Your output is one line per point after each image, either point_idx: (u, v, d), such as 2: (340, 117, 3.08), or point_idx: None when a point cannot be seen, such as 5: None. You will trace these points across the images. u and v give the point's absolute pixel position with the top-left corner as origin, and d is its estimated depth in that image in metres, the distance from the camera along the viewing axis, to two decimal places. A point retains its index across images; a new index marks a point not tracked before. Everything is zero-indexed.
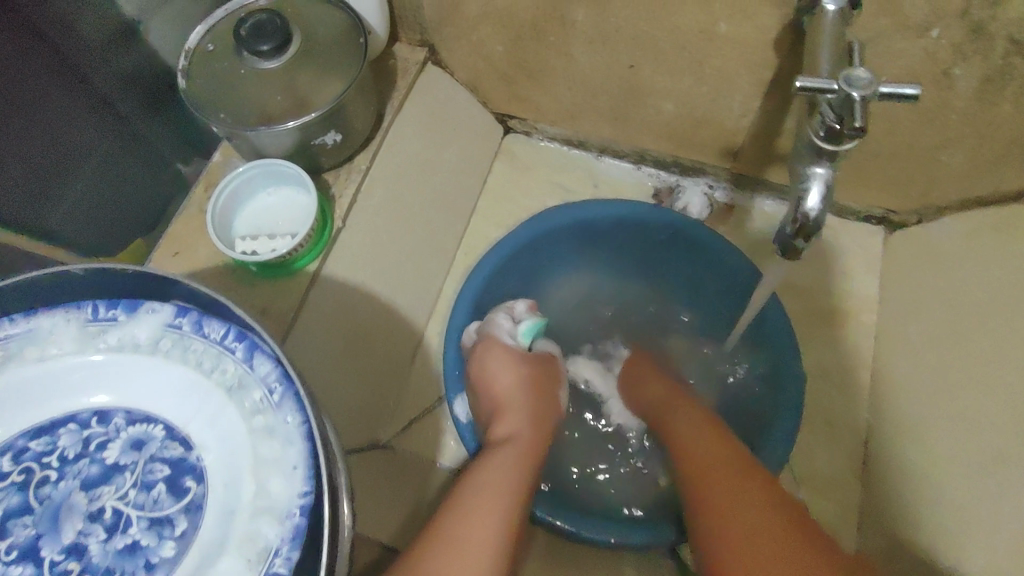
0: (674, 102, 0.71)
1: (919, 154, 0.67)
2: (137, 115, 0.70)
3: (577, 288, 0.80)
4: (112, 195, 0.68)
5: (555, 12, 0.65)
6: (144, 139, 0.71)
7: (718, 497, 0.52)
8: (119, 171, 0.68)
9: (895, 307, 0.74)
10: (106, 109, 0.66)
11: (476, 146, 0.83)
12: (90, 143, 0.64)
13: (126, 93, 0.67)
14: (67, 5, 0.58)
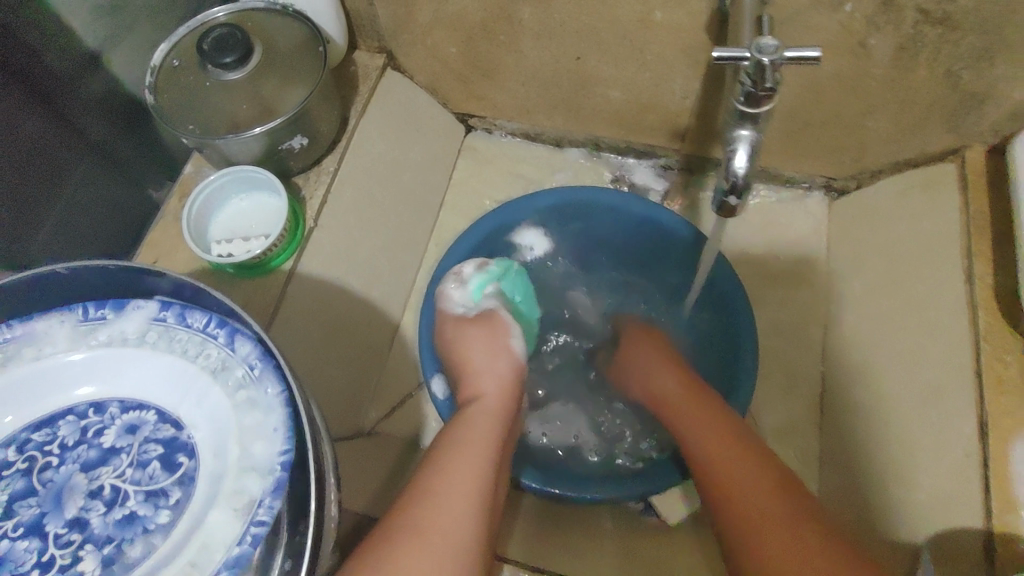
0: (621, 90, 0.75)
1: (850, 122, 0.71)
2: (109, 143, 0.72)
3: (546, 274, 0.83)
4: (91, 220, 0.70)
5: (502, 12, 0.69)
6: (119, 164, 0.73)
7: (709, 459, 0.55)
8: (95, 195, 0.70)
9: (841, 267, 0.78)
10: (80, 139, 0.68)
11: (439, 145, 0.87)
12: (66, 173, 0.67)
13: (97, 121, 0.70)
14: (35, 42, 0.61)
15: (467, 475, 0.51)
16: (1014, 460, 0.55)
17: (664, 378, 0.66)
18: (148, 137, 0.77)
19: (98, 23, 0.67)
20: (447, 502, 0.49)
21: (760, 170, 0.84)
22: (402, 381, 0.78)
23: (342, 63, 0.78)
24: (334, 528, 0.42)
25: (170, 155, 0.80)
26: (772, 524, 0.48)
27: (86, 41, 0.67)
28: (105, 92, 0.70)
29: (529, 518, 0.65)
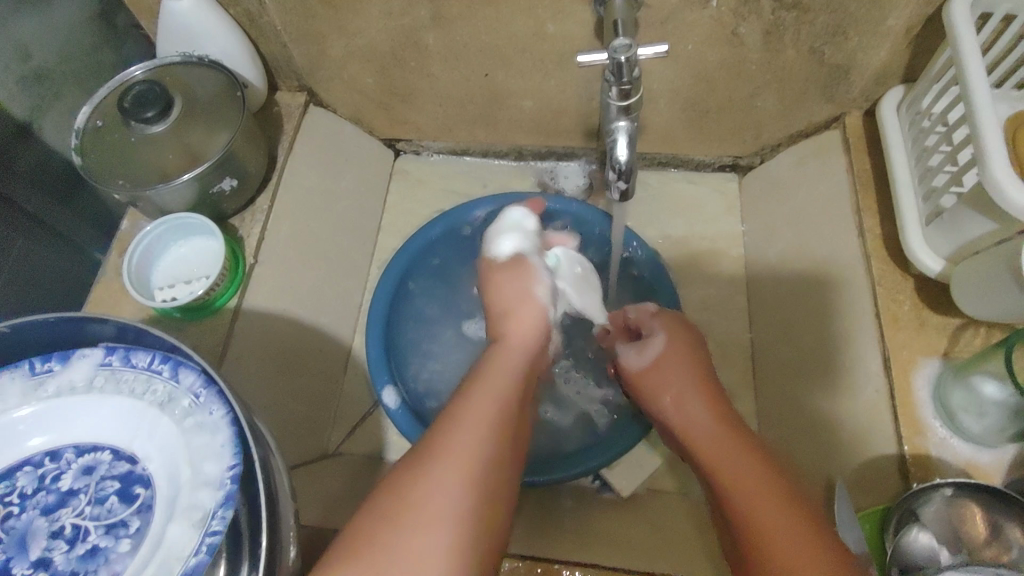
0: (531, 99, 0.81)
1: (740, 104, 0.78)
2: (49, 212, 0.74)
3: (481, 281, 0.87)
4: (35, 288, 0.72)
5: (408, 40, 0.74)
6: (61, 231, 0.75)
7: (716, 445, 0.57)
8: (36, 266, 0.72)
9: (755, 237, 0.84)
10: (17, 211, 0.70)
11: (370, 171, 0.90)
12: (6, 245, 0.68)
13: (35, 193, 0.72)
14: None
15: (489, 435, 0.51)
16: (916, 387, 0.61)
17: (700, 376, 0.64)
18: (88, 203, 0.78)
19: (23, 95, 0.70)
20: (452, 467, 0.48)
21: (673, 158, 0.89)
22: (360, 400, 0.81)
23: (263, 105, 0.81)
24: (292, 534, 0.46)
25: (110, 215, 0.81)
26: (763, 503, 0.51)
27: (14, 111, 0.69)
28: (41, 161, 0.72)
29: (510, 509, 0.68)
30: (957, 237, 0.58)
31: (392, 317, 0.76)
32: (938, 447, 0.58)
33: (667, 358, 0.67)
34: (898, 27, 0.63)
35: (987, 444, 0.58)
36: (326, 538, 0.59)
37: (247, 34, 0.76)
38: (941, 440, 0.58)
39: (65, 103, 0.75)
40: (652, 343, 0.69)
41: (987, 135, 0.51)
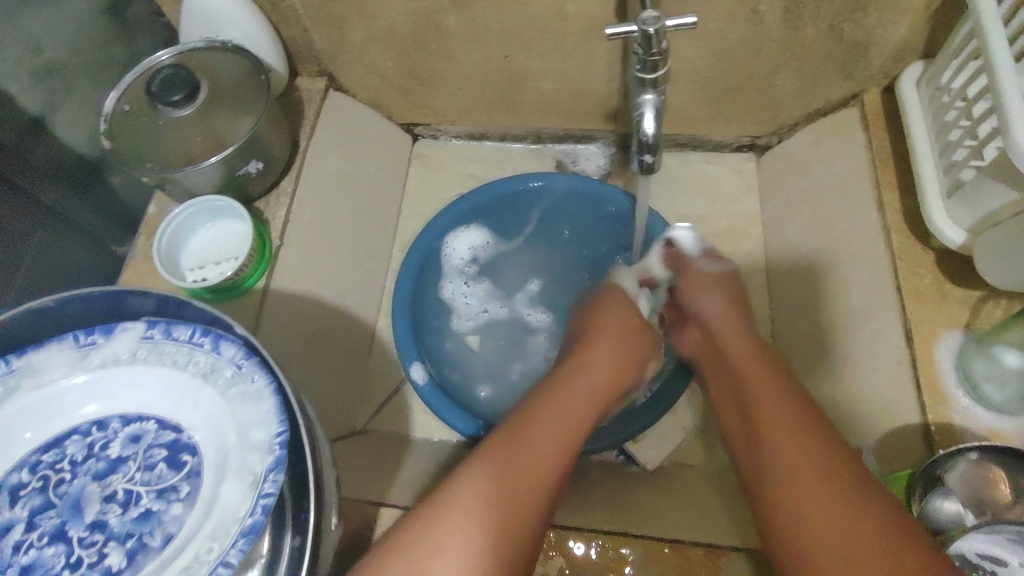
0: (549, 81, 0.81)
1: (759, 83, 0.78)
2: (65, 203, 0.74)
3: (487, 247, 0.83)
4: (53, 278, 0.72)
5: (429, 23, 0.75)
6: (76, 223, 0.75)
7: (765, 403, 0.56)
8: (55, 257, 0.72)
9: (773, 215, 0.85)
10: (33, 204, 0.70)
11: (389, 155, 0.91)
12: (25, 234, 0.69)
13: (52, 185, 0.72)
14: None
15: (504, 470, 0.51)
16: (939, 358, 0.61)
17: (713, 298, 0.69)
18: (100, 194, 0.79)
19: (35, 90, 0.69)
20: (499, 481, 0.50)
21: (691, 139, 0.89)
22: (382, 378, 0.82)
23: (284, 91, 0.82)
24: (334, 502, 0.47)
25: (124, 208, 0.82)
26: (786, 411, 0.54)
27: (26, 106, 0.68)
28: (54, 156, 0.72)
29: None
30: (978, 208, 0.59)
31: (414, 297, 0.77)
32: (961, 417, 0.59)
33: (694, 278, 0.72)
34: (919, 1, 0.64)
35: (1010, 412, 0.59)
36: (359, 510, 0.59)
37: (269, 19, 0.77)
38: (964, 409, 0.59)
39: (79, 97, 0.75)
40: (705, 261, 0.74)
41: (1011, 104, 0.52)
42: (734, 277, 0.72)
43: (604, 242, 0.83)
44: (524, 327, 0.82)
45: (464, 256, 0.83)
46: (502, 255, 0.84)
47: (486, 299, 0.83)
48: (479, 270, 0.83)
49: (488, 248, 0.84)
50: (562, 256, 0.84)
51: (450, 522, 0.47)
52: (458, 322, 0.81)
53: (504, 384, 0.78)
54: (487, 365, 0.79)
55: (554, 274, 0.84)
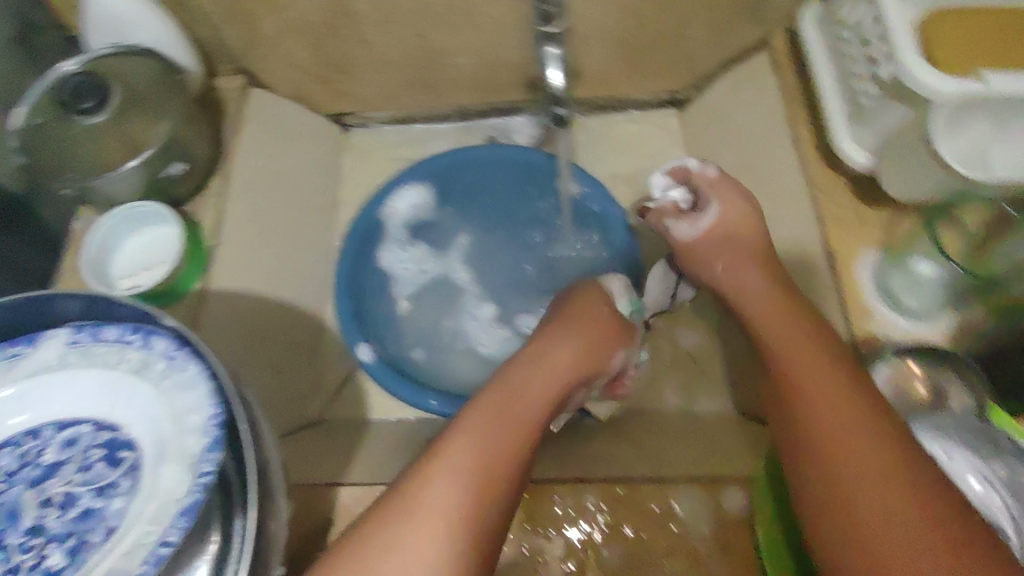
0: (467, 55, 0.82)
1: (670, 37, 0.80)
2: None
3: (420, 211, 0.83)
4: None
5: (338, 8, 0.74)
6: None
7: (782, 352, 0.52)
8: None
9: (698, 164, 0.87)
10: None
11: (318, 147, 0.91)
12: None
13: None
14: None
15: (481, 456, 0.47)
16: (859, 276, 0.64)
17: (733, 263, 0.64)
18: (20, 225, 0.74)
19: None
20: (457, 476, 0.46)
21: (614, 101, 0.91)
22: (333, 367, 0.82)
23: (205, 89, 0.79)
24: (277, 481, 0.47)
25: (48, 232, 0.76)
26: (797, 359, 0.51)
27: None
28: None
29: None
30: (879, 128, 0.62)
31: (354, 270, 0.77)
32: (884, 328, 0.62)
33: (698, 245, 0.68)
34: None
35: (928, 318, 0.62)
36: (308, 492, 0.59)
37: (178, 18, 0.75)
38: (886, 320, 0.63)
39: None
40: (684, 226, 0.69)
41: (894, 25, 0.55)
42: (729, 220, 0.67)
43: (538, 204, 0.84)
44: (460, 290, 0.83)
45: (399, 219, 0.82)
46: (441, 218, 0.84)
47: (424, 262, 0.83)
48: (415, 234, 0.83)
49: (420, 213, 0.83)
50: (491, 218, 0.85)
51: (426, 505, 0.44)
52: (398, 288, 0.81)
53: (440, 345, 0.79)
54: (418, 330, 0.80)
55: (490, 234, 0.85)
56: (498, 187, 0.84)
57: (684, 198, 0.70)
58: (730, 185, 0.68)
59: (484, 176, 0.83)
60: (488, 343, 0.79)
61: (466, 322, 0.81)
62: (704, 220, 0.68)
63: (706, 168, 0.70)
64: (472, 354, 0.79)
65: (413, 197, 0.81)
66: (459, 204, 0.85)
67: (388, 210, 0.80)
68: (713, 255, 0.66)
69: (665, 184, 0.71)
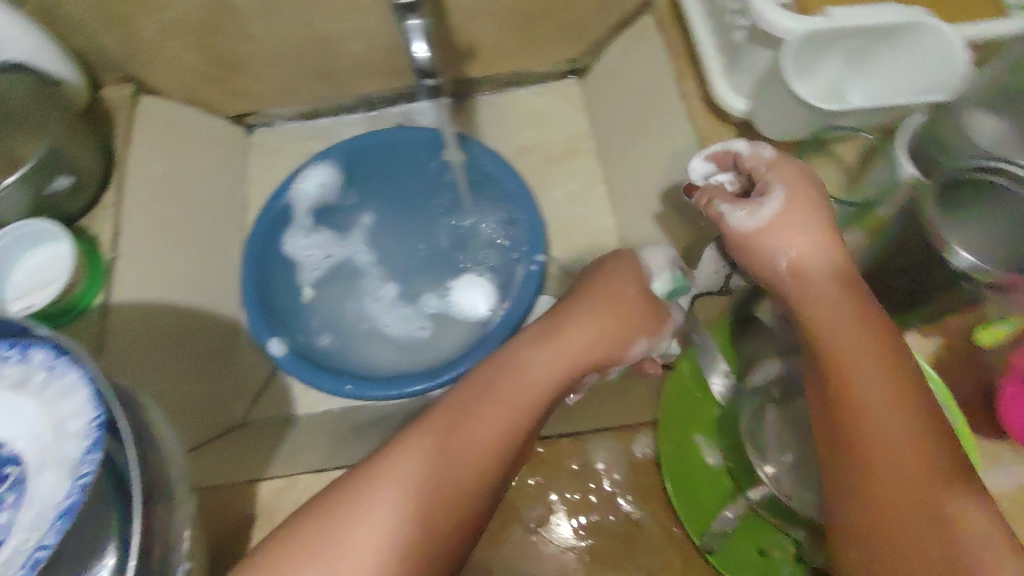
0: (359, 42, 0.81)
1: (556, 5, 0.81)
2: None
3: (325, 198, 0.82)
4: None
5: (215, 3, 0.73)
6: None
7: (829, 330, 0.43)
8: None
9: (601, 129, 0.89)
10: None
11: (220, 150, 0.89)
12: None
13: None
14: None
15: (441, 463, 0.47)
16: None
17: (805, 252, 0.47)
18: None
19: None
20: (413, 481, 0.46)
21: (515, 75, 0.92)
22: (255, 368, 0.81)
23: (89, 101, 0.76)
24: (175, 476, 0.47)
25: None
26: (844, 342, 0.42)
27: None
28: None
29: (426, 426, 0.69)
30: (750, 73, 0.64)
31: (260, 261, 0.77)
32: None
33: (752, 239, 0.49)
34: None
35: None
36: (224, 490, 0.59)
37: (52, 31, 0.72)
38: None
39: None
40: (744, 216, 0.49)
41: None
42: (793, 210, 0.48)
43: (440, 182, 0.84)
44: (364, 272, 0.83)
45: (304, 205, 0.81)
46: (345, 200, 0.84)
47: (329, 247, 0.83)
48: (321, 218, 0.83)
49: (325, 198, 0.82)
50: (393, 198, 0.85)
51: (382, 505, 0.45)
52: (303, 274, 0.82)
53: (345, 329, 0.80)
54: (322, 314, 0.80)
55: (392, 214, 0.85)
56: (398, 167, 0.83)
57: (732, 183, 0.53)
58: (792, 165, 0.50)
59: (387, 159, 0.83)
60: (389, 321, 0.81)
61: (368, 302, 0.82)
62: (768, 207, 0.49)
63: (759, 148, 0.52)
64: (374, 334, 0.79)
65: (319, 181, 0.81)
66: (363, 187, 0.84)
67: (296, 193, 0.80)
68: (779, 245, 0.48)
69: (706, 169, 0.54)
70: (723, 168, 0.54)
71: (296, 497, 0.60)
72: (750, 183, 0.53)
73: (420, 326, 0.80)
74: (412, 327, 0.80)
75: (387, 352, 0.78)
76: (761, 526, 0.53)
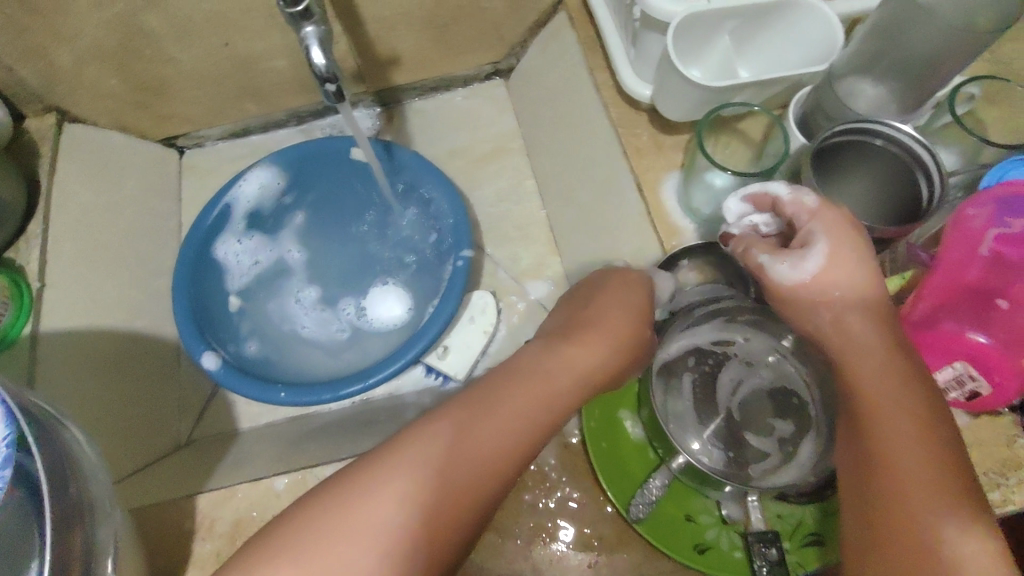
0: (281, 58, 0.83)
1: (472, 10, 0.83)
2: None
3: (256, 203, 0.82)
4: None
5: (130, 28, 0.73)
6: None
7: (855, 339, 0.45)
8: None
9: (528, 126, 0.91)
10: None
11: (152, 174, 0.89)
12: None
13: None
14: None
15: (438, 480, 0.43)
16: (664, 197, 0.68)
17: (839, 307, 0.46)
18: None
19: None
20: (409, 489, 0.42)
21: (442, 81, 0.94)
22: (198, 388, 0.82)
23: (11, 136, 0.75)
24: (97, 494, 0.47)
25: None
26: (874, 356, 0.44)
27: None
28: None
29: (366, 431, 0.69)
30: (650, 59, 0.66)
31: (192, 274, 0.76)
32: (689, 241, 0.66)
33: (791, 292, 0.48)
34: None
35: None
36: (162, 509, 0.59)
37: None
38: (689, 233, 0.66)
39: None
40: (785, 269, 0.48)
41: None
42: (838, 260, 0.47)
43: (365, 186, 0.85)
44: (291, 274, 0.85)
45: (237, 214, 0.81)
46: (275, 207, 0.84)
47: (259, 253, 0.84)
48: (251, 225, 0.83)
49: (255, 206, 0.82)
50: (313, 203, 0.86)
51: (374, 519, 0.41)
52: (231, 280, 0.82)
53: (271, 335, 0.81)
54: (253, 322, 0.81)
55: (321, 218, 0.86)
56: (328, 174, 0.84)
57: (768, 225, 0.51)
58: (836, 213, 0.47)
59: (314, 165, 0.83)
60: (310, 327, 0.82)
61: (294, 308, 0.83)
62: (813, 260, 0.47)
63: (801, 192, 0.49)
64: (296, 338, 0.81)
65: (255, 187, 0.81)
66: (291, 193, 0.84)
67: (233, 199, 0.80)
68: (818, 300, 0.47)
69: (742, 209, 0.52)
70: (759, 207, 0.51)
71: (236, 506, 0.60)
72: (789, 226, 0.50)
73: (338, 329, 0.82)
74: (334, 329, 0.82)
75: (312, 355, 0.80)
76: (685, 493, 0.55)
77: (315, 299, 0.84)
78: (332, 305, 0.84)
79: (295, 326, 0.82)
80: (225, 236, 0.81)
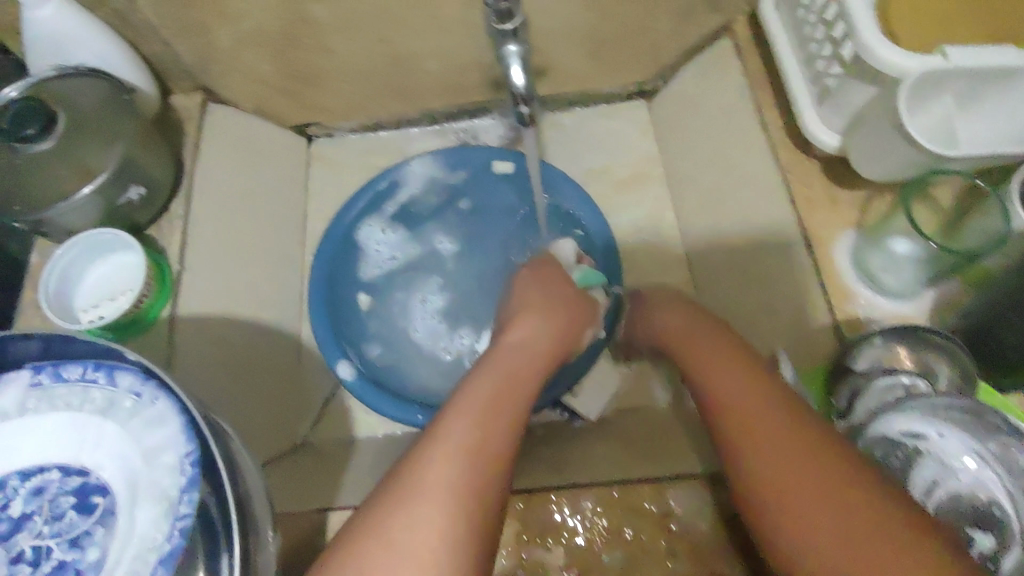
0: (434, 59, 0.80)
1: (635, 29, 0.79)
2: None
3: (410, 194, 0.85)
4: None
5: (298, 18, 0.72)
6: None
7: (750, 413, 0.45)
8: None
9: (671, 154, 0.87)
10: None
11: (286, 161, 0.89)
12: None
13: None
14: None
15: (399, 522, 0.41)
16: (837, 258, 0.64)
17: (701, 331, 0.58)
18: None
19: None
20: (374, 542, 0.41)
21: (583, 96, 0.91)
22: (317, 390, 0.82)
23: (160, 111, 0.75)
24: (263, 511, 0.46)
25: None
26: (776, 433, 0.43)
27: None
28: None
29: None
30: (847, 109, 0.61)
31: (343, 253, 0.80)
32: (865, 310, 0.62)
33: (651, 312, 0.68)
34: None
35: (907, 296, 0.62)
36: (300, 524, 0.58)
37: (127, 38, 0.70)
38: (866, 300, 0.62)
39: None
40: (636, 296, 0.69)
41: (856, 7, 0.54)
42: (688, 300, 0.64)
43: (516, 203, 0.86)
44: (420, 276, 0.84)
45: (391, 203, 0.84)
46: (424, 205, 0.85)
47: (399, 248, 0.84)
48: (399, 218, 0.84)
49: (407, 196, 0.84)
50: (463, 205, 0.86)
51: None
52: (365, 265, 0.83)
53: (390, 334, 0.80)
54: (379, 318, 0.81)
55: (467, 225, 0.86)
56: (481, 182, 0.85)
57: None
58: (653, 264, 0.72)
59: (466, 167, 0.84)
60: (424, 339, 0.80)
61: (415, 312, 0.82)
62: None
63: None
64: (408, 340, 0.80)
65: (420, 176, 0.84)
66: (442, 193, 0.86)
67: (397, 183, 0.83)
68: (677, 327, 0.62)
69: None
70: None
71: None
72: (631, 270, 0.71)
73: (448, 348, 0.80)
74: (455, 344, 0.80)
75: (427, 370, 0.78)
76: None
77: (436, 309, 0.82)
78: (450, 319, 0.81)
79: (411, 331, 0.80)
80: (372, 220, 0.83)
